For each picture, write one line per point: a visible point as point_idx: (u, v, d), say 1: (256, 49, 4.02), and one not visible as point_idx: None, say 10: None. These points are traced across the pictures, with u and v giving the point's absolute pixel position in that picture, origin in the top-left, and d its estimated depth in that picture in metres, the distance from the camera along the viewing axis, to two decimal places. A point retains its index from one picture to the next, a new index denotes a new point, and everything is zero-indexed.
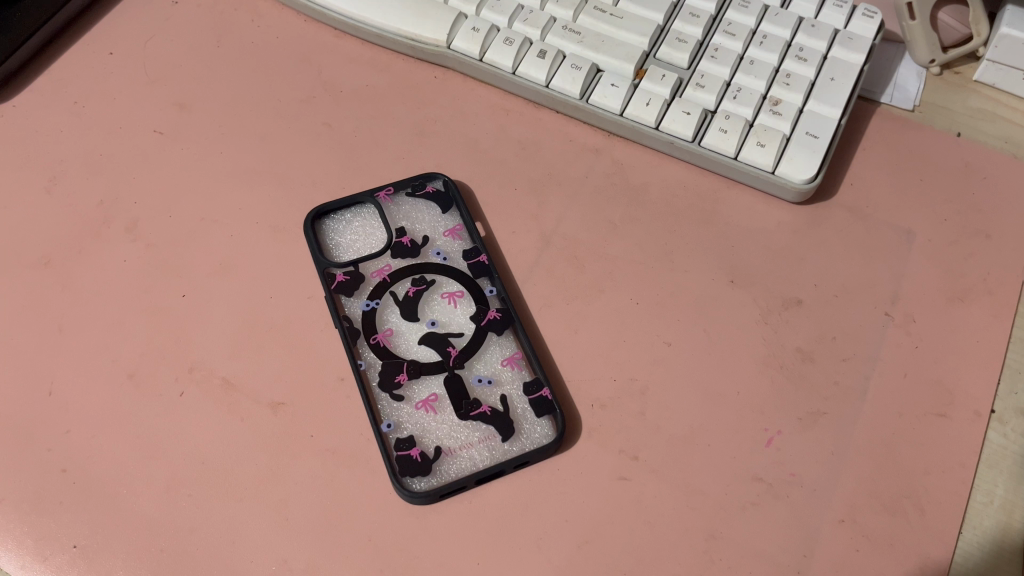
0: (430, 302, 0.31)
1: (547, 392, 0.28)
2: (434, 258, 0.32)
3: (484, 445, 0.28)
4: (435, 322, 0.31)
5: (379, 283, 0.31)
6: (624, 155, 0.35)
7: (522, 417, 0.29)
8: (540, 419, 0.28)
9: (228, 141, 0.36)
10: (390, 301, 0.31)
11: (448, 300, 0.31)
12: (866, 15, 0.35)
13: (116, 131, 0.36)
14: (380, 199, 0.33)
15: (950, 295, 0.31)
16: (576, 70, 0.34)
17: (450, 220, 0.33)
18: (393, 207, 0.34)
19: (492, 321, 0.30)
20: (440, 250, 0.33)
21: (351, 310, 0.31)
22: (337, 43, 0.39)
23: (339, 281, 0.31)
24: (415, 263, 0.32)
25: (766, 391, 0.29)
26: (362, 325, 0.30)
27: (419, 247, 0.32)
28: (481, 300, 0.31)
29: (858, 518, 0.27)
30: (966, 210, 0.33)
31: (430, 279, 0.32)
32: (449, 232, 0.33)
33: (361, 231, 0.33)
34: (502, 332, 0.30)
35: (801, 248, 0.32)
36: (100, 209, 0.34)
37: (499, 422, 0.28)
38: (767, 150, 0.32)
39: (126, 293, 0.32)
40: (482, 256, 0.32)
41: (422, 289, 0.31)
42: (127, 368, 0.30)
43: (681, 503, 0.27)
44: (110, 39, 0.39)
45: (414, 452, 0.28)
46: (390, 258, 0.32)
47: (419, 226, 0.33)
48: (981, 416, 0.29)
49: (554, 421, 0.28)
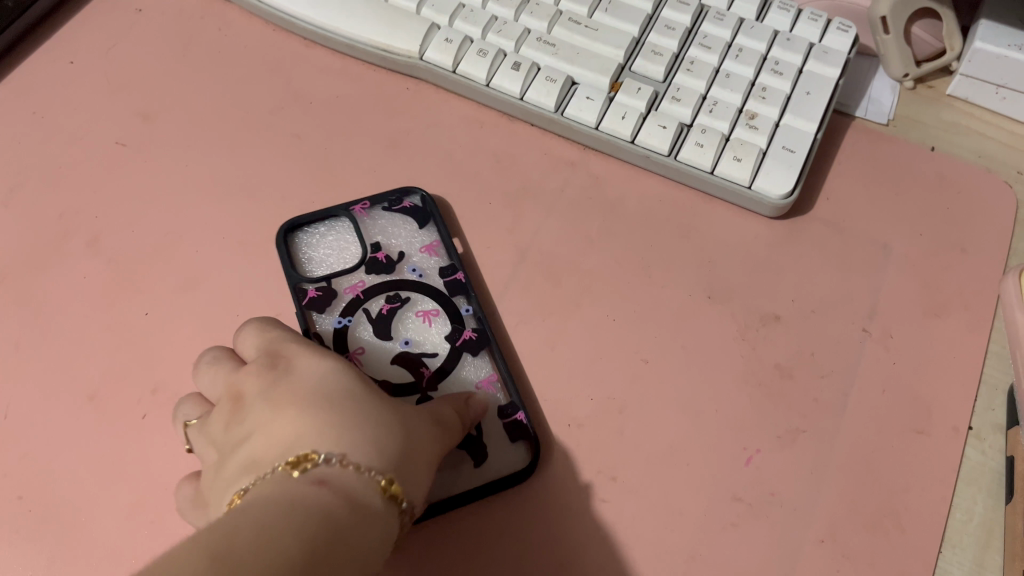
0: (404, 320, 0.31)
1: (523, 416, 0.28)
2: (409, 275, 0.32)
3: (456, 470, 0.27)
4: (408, 341, 0.30)
5: (352, 299, 0.31)
6: (600, 169, 0.34)
7: (495, 441, 0.28)
8: (514, 444, 0.28)
9: (195, 152, 0.35)
10: (363, 318, 0.31)
11: (422, 319, 0.31)
12: (840, 30, 0.35)
13: (77, 142, 0.35)
14: (355, 212, 0.33)
15: (925, 308, 0.31)
16: (551, 83, 0.34)
17: (427, 236, 0.33)
18: (369, 222, 0.33)
19: (467, 341, 0.30)
20: (415, 266, 0.32)
21: (322, 326, 0.30)
22: (307, 53, 0.38)
23: (311, 296, 0.31)
24: (390, 281, 0.31)
25: (745, 409, 0.29)
26: (333, 342, 0.30)
27: (395, 264, 0.32)
28: (457, 320, 0.30)
29: (840, 538, 0.27)
30: (941, 224, 0.33)
31: (405, 297, 0.31)
32: (426, 249, 0.32)
33: (335, 245, 0.32)
34: (477, 352, 0.30)
35: (778, 263, 0.32)
36: (60, 222, 0.33)
37: (471, 446, 0.28)
38: (743, 165, 0.32)
39: (86, 310, 0.31)
40: (459, 273, 0.31)
41: (396, 306, 0.31)
42: (87, 390, 0.29)
43: (661, 524, 0.27)
44: (71, 47, 0.38)
45: None
46: (364, 275, 0.32)
47: (395, 242, 0.33)
48: (960, 432, 0.28)
49: (528, 447, 0.28)
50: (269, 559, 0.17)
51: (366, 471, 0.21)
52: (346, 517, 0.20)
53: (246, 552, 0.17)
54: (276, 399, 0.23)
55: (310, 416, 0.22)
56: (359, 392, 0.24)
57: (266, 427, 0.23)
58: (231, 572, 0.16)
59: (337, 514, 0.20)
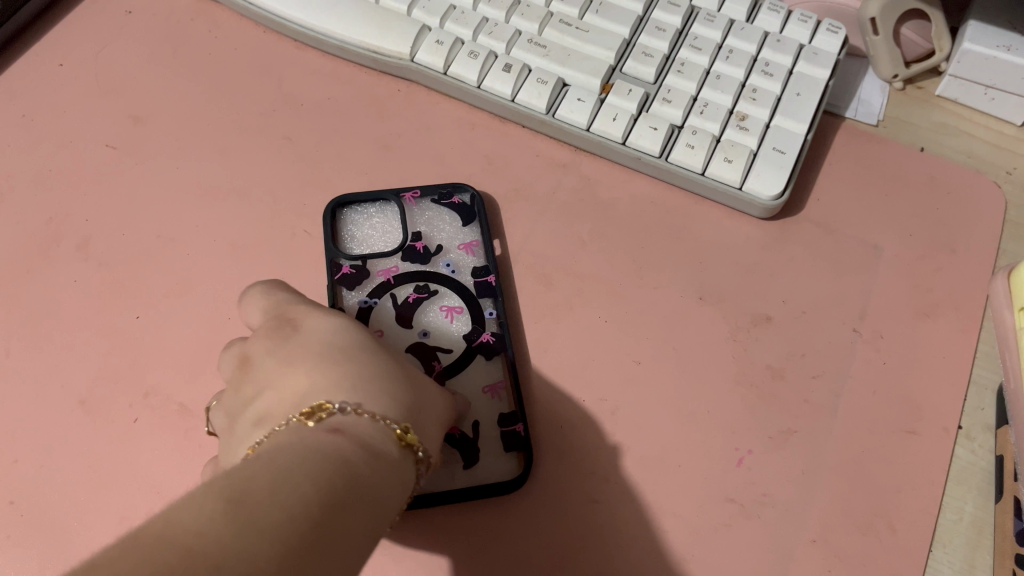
0: (428, 311, 0.31)
1: (520, 428, 0.28)
2: (443, 269, 0.32)
3: (446, 468, 0.28)
4: (427, 333, 0.31)
5: (383, 282, 0.32)
6: (592, 171, 0.34)
7: (490, 447, 0.28)
8: (507, 453, 0.28)
9: (185, 155, 0.35)
10: (389, 301, 0.31)
11: (446, 314, 0.31)
12: (830, 31, 0.35)
13: (67, 145, 0.35)
14: (404, 199, 0.33)
15: (915, 309, 0.31)
16: (542, 85, 0.34)
17: (468, 234, 0.33)
18: (415, 210, 0.34)
19: (483, 344, 0.30)
20: (449, 261, 0.32)
21: (348, 302, 0.31)
22: (298, 55, 0.38)
23: (344, 272, 0.31)
24: (422, 271, 0.32)
25: (737, 410, 0.29)
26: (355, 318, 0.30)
27: (431, 256, 0.32)
28: (479, 322, 0.31)
29: (831, 538, 0.27)
30: (931, 225, 0.33)
31: (434, 290, 0.32)
32: (464, 247, 0.33)
33: (376, 227, 0.33)
34: (492, 356, 0.30)
35: (769, 265, 0.32)
36: (50, 227, 0.33)
37: (464, 449, 0.28)
38: (734, 166, 0.32)
39: (77, 314, 0.31)
40: (490, 276, 0.31)
41: (423, 297, 0.31)
42: (78, 394, 0.29)
43: (653, 525, 0.27)
44: (61, 49, 0.38)
45: None
46: (399, 261, 0.32)
47: (438, 235, 0.33)
48: (950, 432, 0.28)
49: (521, 458, 0.28)
50: (291, 506, 0.17)
51: (381, 420, 0.22)
52: (365, 464, 0.20)
53: (267, 502, 0.17)
54: (290, 360, 0.24)
55: (324, 374, 0.23)
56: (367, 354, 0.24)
57: (281, 385, 0.23)
58: (249, 511, 0.16)
59: (354, 456, 0.20)
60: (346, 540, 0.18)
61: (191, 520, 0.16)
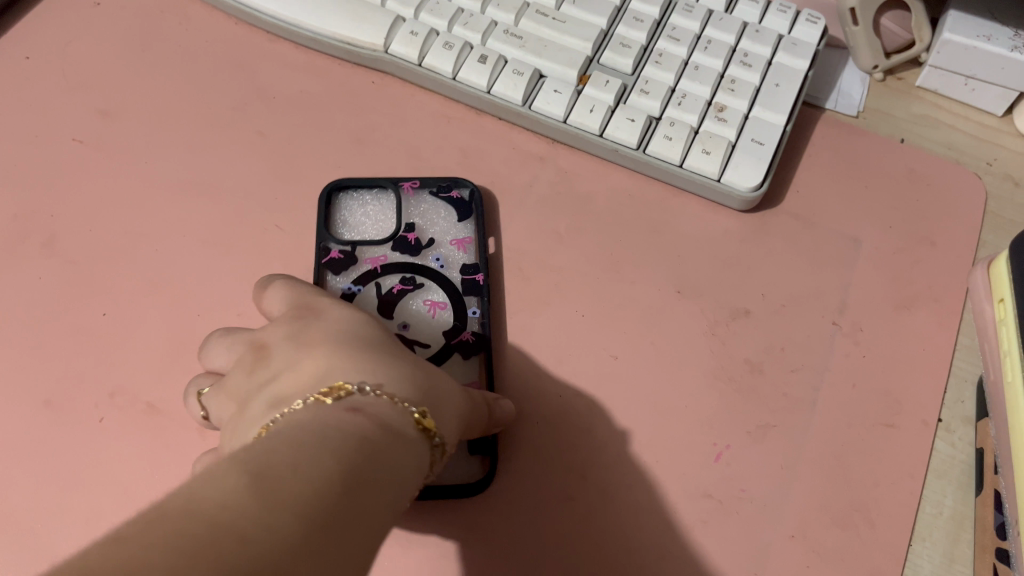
0: (411, 304, 0.31)
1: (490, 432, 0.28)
2: (431, 263, 0.32)
3: None
4: (408, 326, 0.30)
5: (369, 269, 0.31)
6: (569, 164, 0.34)
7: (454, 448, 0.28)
8: (471, 456, 0.28)
9: (155, 149, 0.34)
10: (373, 291, 0.31)
11: (429, 309, 0.31)
12: (809, 21, 0.35)
13: (33, 140, 0.34)
14: (401, 188, 0.33)
15: (895, 302, 0.31)
16: (518, 76, 0.33)
17: (462, 229, 0.32)
18: (412, 201, 0.33)
19: (463, 342, 0.30)
20: (439, 257, 0.32)
21: (331, 287, 0.31)
22: (270, 48, 0.37)
23: (331, 257, 0.31)
24: (410, 263, 0.32)
25: (715, 405, 0.29)
26: None
27: (421, 249, 0.32)
28: (461, 319, 0.30)
29: (810, 534, 0.26)
30: (911, 216, 0.33)
31: (420, 282, 0.31)
32: (456, 242, 0.32)
33: (370, 215, 0.33)
34: (470, 355, 0.30)
35: (748, 257, 0.32)
36: (16, 223, 0.32)
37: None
38: (712, 158, 0.31)
39: (42, 313, 0.30)
40: (478, 275, 0.31)
41: (407, 289, 0.31)
42: (43, 395, 0.29)
43: (630, 523, 0.27)
44: (27, 42, 0.37)
45: None
46: (389, 250, 0.32)
47: (431, 228, 0.33)
48: (929, 425, 0.28)
49: (484, 464, 0.28)
50: (310, 478, 0.16)
51: (401, 402, 0.21)
52: (382, 442, 0.19)
53: (285, 476, 0.16)
54: (307, 341, 0.23)
55: (341, 354, 0.22)
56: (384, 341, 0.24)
57: (296, 364, 0.22)
58: (271, 490, 0.15)
59: (372, 436, 0.19)
60: (361, 519, 0.17)
61: (217, 498, 0.15)
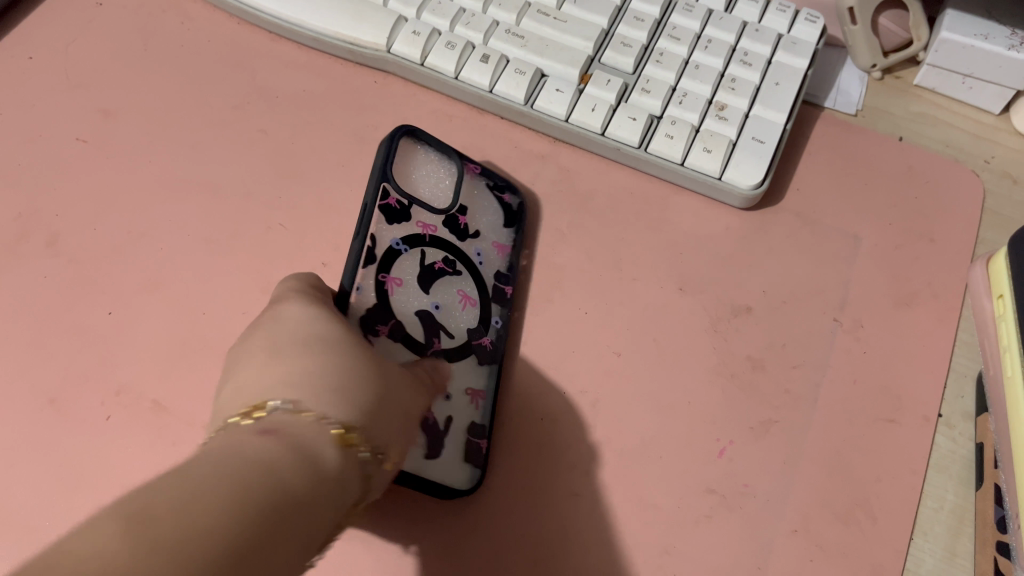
0: (447, 287, 0.30)
1: (485, 446, 0.28)
2: (472, 255, 0.31)
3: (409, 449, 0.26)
4: (439, 307, 0.29)
5: (418, 233, 0.29)
6: (571, 162, 0.34)
7: (454, 447, 0.27)
8: (465, 464, 0.27)
9: (158, 149, 0.34)
10: (417, 256, 0.29)
11: (461, 300, 0.30)
12: (808, 21, 0.35)
13: (35, 140, 0.34)
14: (465, 167, 0.32)
15: (894, 298, 0.31)
16: (520, 76, 0.33)
17: (506, 236, 0.32)
18: (467, 182, 0.32)
19: (484, 348, 0.29)
20: (479, 251, 0.31)
21: (380, 234, 0.28)
22: (271, 47, 0.37)
23: (388, 202, 0.29)
24: (454, 246, 0.30)
25: (718, 401, 0.29)
26: (382, 255, 0.28)
27: (467, 235, 0.31)
28: (486, 324, 0.30)
29: (812, 528, 0.27)
30: (910, 214, 0.33)
31: (458, 269, 0.30)
32: (498, 247, 0.31)
33: (427, 176, 0.31)
34: (483, 363, 0.29)
35: (749, 255, 0.32)
36: (18, 223, 0.32)
37: (430, 437, 0.27)
38: (713, 156, 0.32)
39: (47, 312, 0.30)
40: (507, 287, 0.31)
41: (447, 271, 0.30)
42: (48, 393, 0.29)
43: (634, 518, 0.27)
44: (28, 42, 0.37)
45: None
46: (439, 222, 0.30)
47: (479, 219, 0.32)
48: (929, 421, 0.28)
49: (474, 476, 0.27)
50: (190, 525, 0.14)
51: (326, 418, 0.19)
52: (295, 469, 0.17)
53: (164, 521, 0.14)
54: (251, 351, 0.22)
55: (274, 367, 0.20)
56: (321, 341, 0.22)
57: (236, 378, 0.21)
58: (142, 530, 0.14)
59: (281, 459, 0.17)
60: (249, 557, 0.15)
61: (79, 547, 0.13)
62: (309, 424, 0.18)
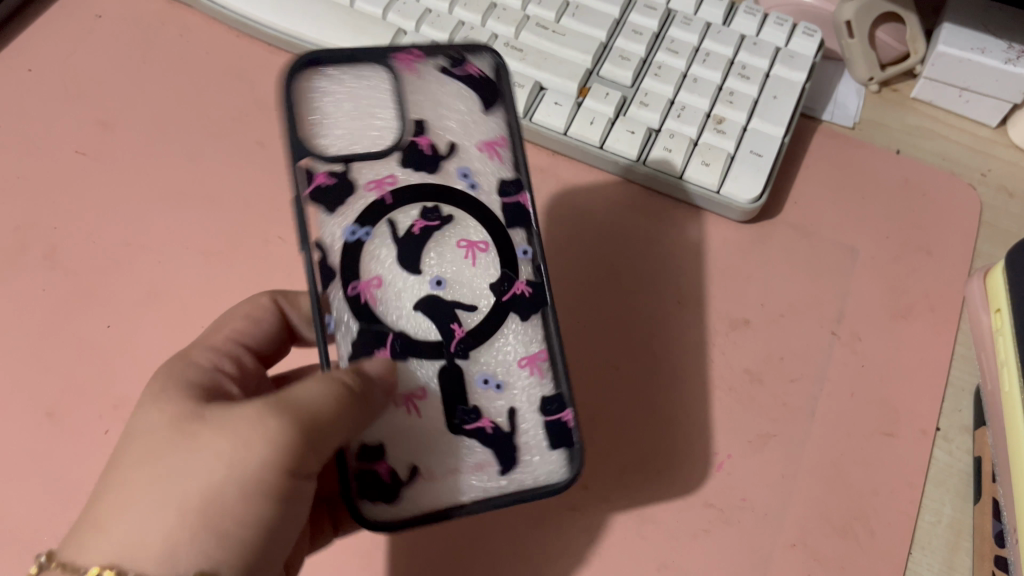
0: (441, 247, 0.26)
1: (569, 417, 0.24)
2: (461, 182, 0.26)
3: (478, 470, 0.24)
4: (440, 281, 0.26)
5: (375, 200, 0.25)
6: (570, 174, 0.34)
7: (530, 444, 0.24)
8: (553, 450, 0.24)
9: (157, 161, 0.34)
10: (385, 231, 0.25)
11: (465, 252, 0.26)
12: (806, 34, 0.35)
13: (35, 152, 0.34)
14: (397, 62, 0.26)
15: (892, 311, 0.31)
16: (519, 88, 0.33)
17: (491, 128, 0.26)
18: (411, 81, 0.26)
19: (518, 300, 0.25)
20: (467, 170, 0.26)
21: (328, 232, 0.24)
22: (270, 59, 0.37)
23: (318, 182, 0.24)
24: (432, 183, 0.26)
25: (716, 415, 0.29)
26: (338, 262, 0.24)
27: (442, 162, 0.26)
28: (510, 265, 0.26)
29: (810, 542, 0.27)
30: (907, 226, 0.33)
31: (447, 214, 0.26)
32: (487, 148, 0.26)
33: (354, 101, 0.26)
34: (528, 316, 0.25)
35: (747, 267, 0.32)
36: (17, 235, 0.32)
37: (498, 445, 0.24)
38: (711, 169, 0.32)
39: (45, 324, 0.30)
40: (522, 197, 0.26)
41: (432, 226, 0.26)
42: (46, 406, 0.29)
43: (632, 531, 0.27)
44: (28, 54, 0.37)
45: (380, 468, 0.23)
46: (398, 165, 0.26)
47: (448, 125, 0.26)
48: (927, 434, 0.28)
49: (569, 456, 0.24)
50: None
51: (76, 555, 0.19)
52: None
53: None
54: None
55: (134, 444, 0.20)
56: (184, 416, 0.21)
57: None
58: None
59: None
60: None
61: None
62: (102, 545, 0.19)
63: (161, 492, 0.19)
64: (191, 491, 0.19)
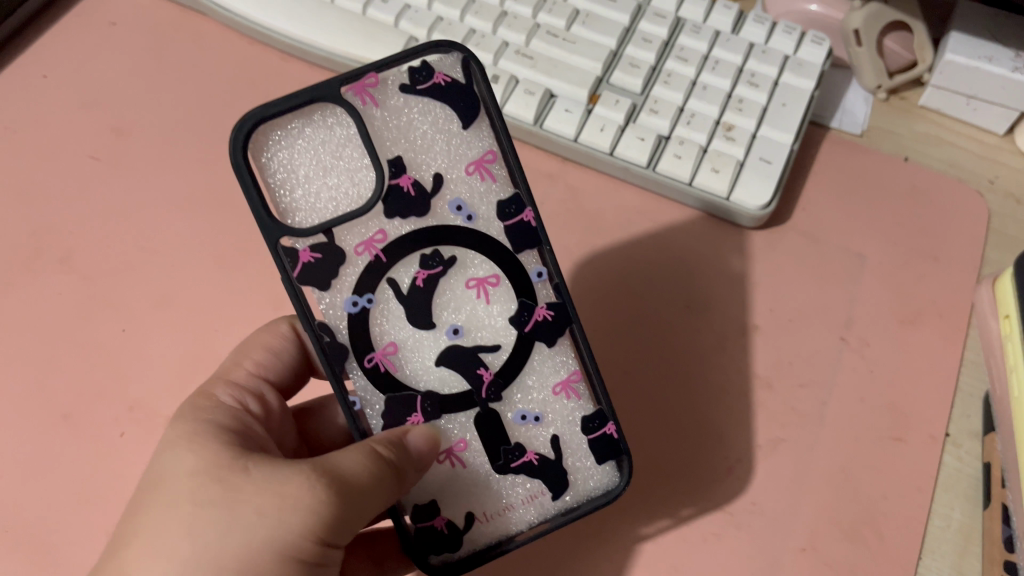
0: (448, 290, 0.25)
1: (612, 430, 0.25)
2: (456, 217, 0.25)
3: (531, 501, 0.25)
4: (457, 329, 0.25)
5: (370, 262, 0.25)
6: (579, 181, 0.35)
7: (579, 464, 0.26)
8: (601, 465, 0.26)
9: (171, 166, 0.35)
10: (390, 293, 0.25)
11: (475, 290, 0.25)
12: (815, 42, 0.35)
13: (50, 157, 0.35)
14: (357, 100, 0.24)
15: (900, 317, 0.31)
16: (530, 96, 0.34)
17: (475, 151, 0.25)
18: (376, 110, 0.24)
19: (541, 327, 0.25)
20: (458, 199, 0.25)
21: (330, 311, 0.24)
22: (283, 66, 0.38)
23: (305, 262, 0.24)
24: (427, 227, 0.25)
25: (725, 421, 0.29)
26: (348, 337, 0.24)
27: (432, 200, 0.25)
28: (524, 292, 0.25)
29: (819, 546, 0.27)
30: (915, 233, 0.33)
31: (447, 254, 0.25)
32: (475, 170, 0.25)
33: (324, 151, 0.24)
34: (554, 341, 0.26)
35: (756, 274, 0.32)
36: (33, 239, 0.33)
37: (546, 475, 0.25)
38: (721, 176, 0.32)
39: (60, 328, 0.31)
40: (524, 215, 0.25)
41: (436, 272, 0.25)
42: (61, 409, 0.29)
43: (643, 535, 0.28)
44: (44, 61, 0.37)
45: (437, 523, 0.25)
46: (386, 219, 0.25)
47: (431, 161, 0.25)
48: (936, 440, 0.29)
49: (620, 466, 0.26)
50: None
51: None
52: None
53: None
54: None
55: (175, 488, 0.21)
56: (228, 470, 0.21)
57: None
58: None
59: None
60: None
61: None
62: None
63: (201, 554, 0.20)
64: (228, 557, 0.20)
